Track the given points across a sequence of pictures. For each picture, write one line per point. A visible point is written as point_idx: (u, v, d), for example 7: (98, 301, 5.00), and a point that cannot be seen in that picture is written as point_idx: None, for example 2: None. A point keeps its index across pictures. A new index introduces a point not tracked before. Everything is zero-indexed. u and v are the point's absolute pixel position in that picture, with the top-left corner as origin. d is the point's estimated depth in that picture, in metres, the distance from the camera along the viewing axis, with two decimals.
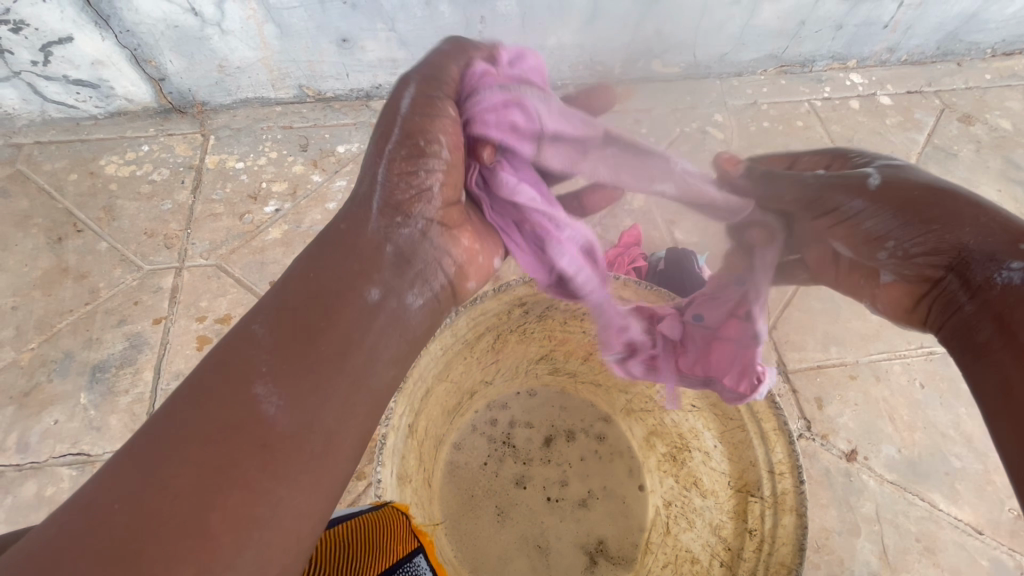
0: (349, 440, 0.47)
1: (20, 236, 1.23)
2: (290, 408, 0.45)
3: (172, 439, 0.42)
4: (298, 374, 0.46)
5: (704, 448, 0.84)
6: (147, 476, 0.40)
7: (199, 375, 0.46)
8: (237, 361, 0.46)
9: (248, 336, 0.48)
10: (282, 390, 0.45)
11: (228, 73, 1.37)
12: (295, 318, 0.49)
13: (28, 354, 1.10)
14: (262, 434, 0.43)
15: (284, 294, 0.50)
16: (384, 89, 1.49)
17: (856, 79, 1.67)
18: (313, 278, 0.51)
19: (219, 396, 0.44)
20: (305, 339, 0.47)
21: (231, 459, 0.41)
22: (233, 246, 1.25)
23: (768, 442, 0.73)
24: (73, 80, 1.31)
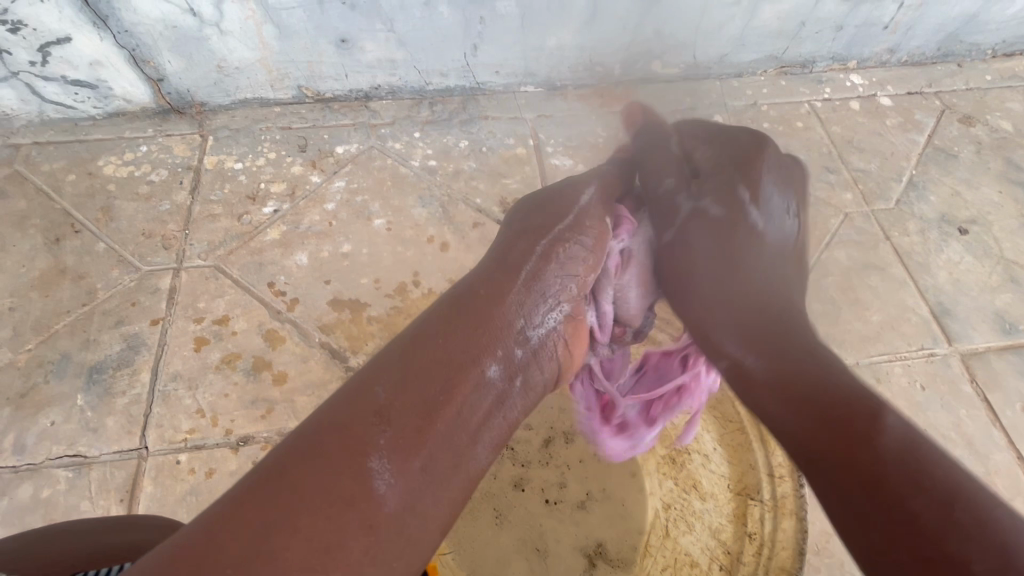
0: (435, 522, 0.52)
1: (18, 237, 1.23)
2: (399, 488, 0.50)
3: (293, 498, 0.46)
4: (408, 450, 0.52)
5: (704, 451, 0.90)
6: (268, 530, 0.44)
7: (320, 435, 0.51)
8: (359, 429, 0.51)
9: (371, 404, 0.53)
10: (394, 468, 0.50)
11: (226, 73, 1.37)
12: (414, 395, 0.55)
13: (25, 356, 1.09)
14: (370, 510, 0.48)
15: (408, 356, 0.58)
16: (382, 90, 1.48)
17: (857, 80, 1.66)
18: (432, 349, 0.59)
19: (342, 460, 0.49)
20: (426, 415, 0.54)
21: (342, 527, 0.46)
22: (231, 246, 1.24)
23: (768, 450, 0.86)
24: (72, 80, 1.31)
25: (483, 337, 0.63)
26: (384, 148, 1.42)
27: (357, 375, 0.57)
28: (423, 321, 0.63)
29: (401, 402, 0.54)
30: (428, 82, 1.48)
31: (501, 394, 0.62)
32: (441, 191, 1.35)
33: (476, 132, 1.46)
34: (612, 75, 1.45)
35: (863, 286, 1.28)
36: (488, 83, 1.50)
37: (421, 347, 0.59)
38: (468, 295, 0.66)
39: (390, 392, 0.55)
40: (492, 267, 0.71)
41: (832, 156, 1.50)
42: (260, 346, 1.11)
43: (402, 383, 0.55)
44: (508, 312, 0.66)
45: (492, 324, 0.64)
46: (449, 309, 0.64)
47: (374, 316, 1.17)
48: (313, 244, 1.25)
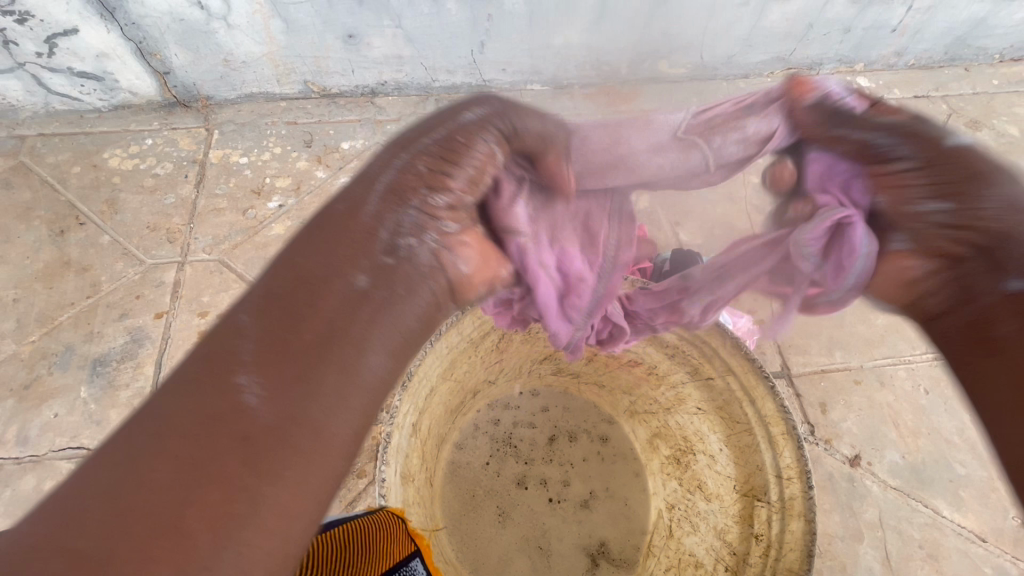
0: (342, 440, 0.38)
1: (22, 228, 1.23)
2: (274, 401, 0.36)
3: (149, 428, 0.34)
4: (282, 358, 0.38)
5: (710, 450, 0.83)
6: (117, 473, 0.32)
7: (184, 363, 0.38)
8: (221, 348, 0.38)
9: (228, 329, 0.39)
10: (266, 378, 0.37)
11: (233, 67, 1.37)
12: (280, 298, 0.40)
13: (28, 347, 1.09)
14: (244, 427, 0.35)
15: (276, 275, 0.42)
16: (389, 86, 1.48)
17: (863, 83, 1.66)
18: (306, 251, 0.43)
19: (200, 386, 0.36)
20: (302, 310, 0.40)
21: (206, 454, 0.33)
22: (236, 241, 1.24)
23: (776, 446, 0.72)
24: (78, 72, 1.30)
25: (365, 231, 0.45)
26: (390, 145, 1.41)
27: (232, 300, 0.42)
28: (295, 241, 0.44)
29: (268, 317, 0.39)
30: (435, 79, 1.48)
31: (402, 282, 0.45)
32: None
33: None
34: None
35: None
36: (495, 81, 1.51)
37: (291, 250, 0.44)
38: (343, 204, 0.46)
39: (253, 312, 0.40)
40: (355, 178, 0.49)
41: None
42: None
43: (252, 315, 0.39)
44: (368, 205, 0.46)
45: (354, 228, 0.44)
46: (312, 228, 0.45)
47: None
48: None
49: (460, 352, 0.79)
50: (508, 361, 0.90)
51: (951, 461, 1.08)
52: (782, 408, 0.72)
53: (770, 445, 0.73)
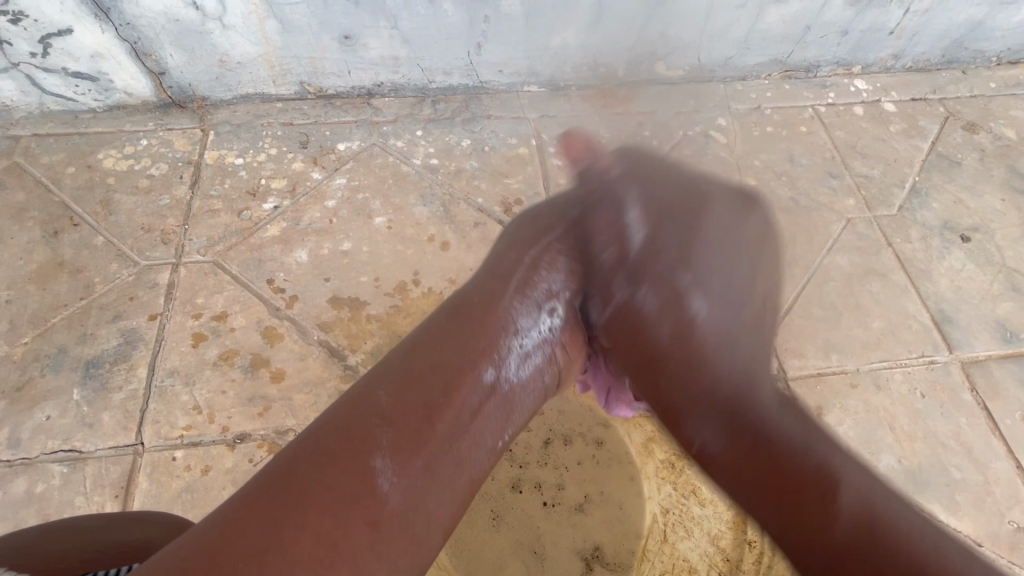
0: (427, 519, 0.56)
1: (16, 229, 1.22)
2: (399, 489, 0.55)
3: (300, 494, 0.51)
4: (410, 449, 0.58)
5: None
6: (282, 521, 0.49)
7: (328, 436, 0.57)
8: (363, 431, 0.57)
9: (372, 411, 0.60)
10: (396, 467, 0.56)
11: (228, 68, 1.36)
12: (415, 399, 0.62)
13: (21, 349, 1.08)
14: (375, 509, 0.53)
15: (411, 371, 0.65)
16: (385, 87, 1.47)
17: (861, 85, 1.66)
18: (429, 356, 0.68)
19: (345, 461, 0.55)
20: (424, 423, 0.61)
21: (345, 528, 0.51)
22: (231, 242, 1.23)
23: None
24: (73, 73, 1.30)
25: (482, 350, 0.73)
26: (386, 146, 1.41)
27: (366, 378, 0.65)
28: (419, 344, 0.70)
29: (400, 404, 0.61)
30: (431, 80, 1.48)
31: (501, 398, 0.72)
32: (443, 189, 1.35)
33: (479, 132, 1.45)
34: None
35: (864, 292, 1.28)
36: (491, 83, 1.50)
37: (418, 350, 0.69)
38: (466, 317, 0.77)
39: (391, 397, 0.62)
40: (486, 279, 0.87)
41: (835, 162, 1.49)
42: (257, 344, 1.11)
43: (403, 389, 0.63)
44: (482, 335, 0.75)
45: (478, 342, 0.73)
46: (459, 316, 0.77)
47: (373, 314, 1.16)
48: (313, 242, 1.25)
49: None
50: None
51: (947, 465, 1.08)
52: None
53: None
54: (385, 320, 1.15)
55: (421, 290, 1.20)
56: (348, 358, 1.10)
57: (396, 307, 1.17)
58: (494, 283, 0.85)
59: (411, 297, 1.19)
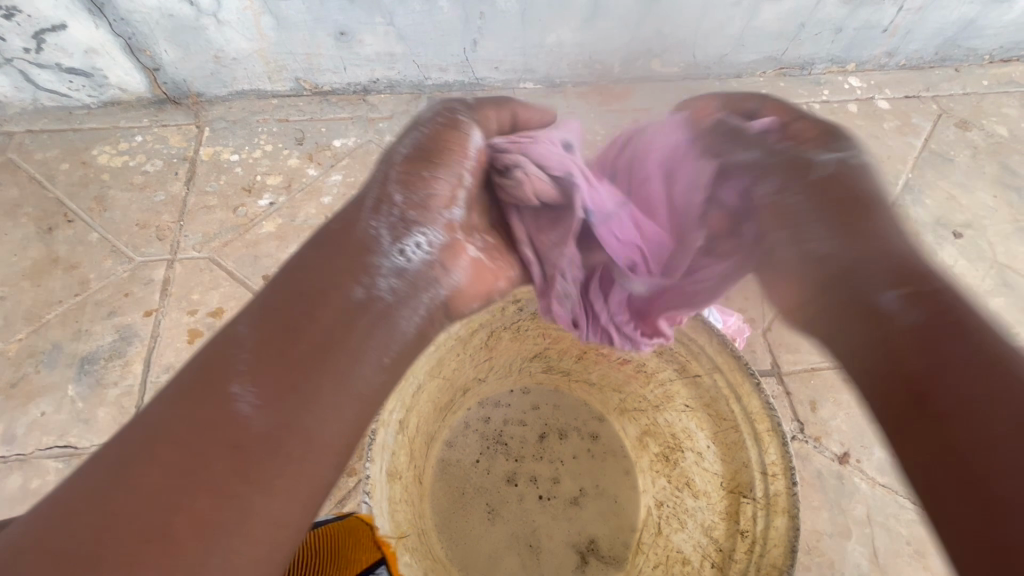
0: (294, 433, 0.48)
1: (10, 226, 1.21)
2: (262, 406, 0.48)
3: (155, 433, 0.45)
4: (273, 373, 0.50)
5: (697, 449, 0.82)
6: (125, 467, 0.43)
7: (183, 376, 0.49)
8: (215, 364, 0.49)
9: (225, 346, 0.51)
10: (257, 391, 0.49)
11: (224, 64, 1.36)
12: (269, 324, 0.53)
13: (16, 345, 1.08)
14: (233, 432, 0.46)
15: (275, 296, 0.55)
16: (381, 84, 1.47)
17: (854, 83, 1.68)
18: (295, 279, 0.57)
19: (197, 396, 0.47)
20: (284, 343, 0.52)
21: (201, 457, 0.44)
22: (226, 238, 1.23)
23: (761, 443, 0.72)
24: (66, 68, 1.29)
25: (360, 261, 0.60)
26: (382, 142, 1.41)
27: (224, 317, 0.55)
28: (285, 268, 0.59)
29: (260, 331, 0.52)
30: (427, 77, 1.48)
31: (385, 307, 0.58)
32: None
33: None
34: None
35: None
36: (487, 79, 1.51)
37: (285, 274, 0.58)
38: (332, 245, 0.61)
39: (249, 332, 0.52)
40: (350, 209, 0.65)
41: None
42: None
43: (263, 308, 0.54)
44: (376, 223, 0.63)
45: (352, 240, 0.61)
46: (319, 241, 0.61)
47: None
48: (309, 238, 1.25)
49: (451, 351, 0.79)
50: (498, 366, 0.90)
51: None
52: (766, 407, 0.72)
53: (757, 444, 0.72)
54: None
55: None
56: None
57: None
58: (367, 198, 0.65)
59: None
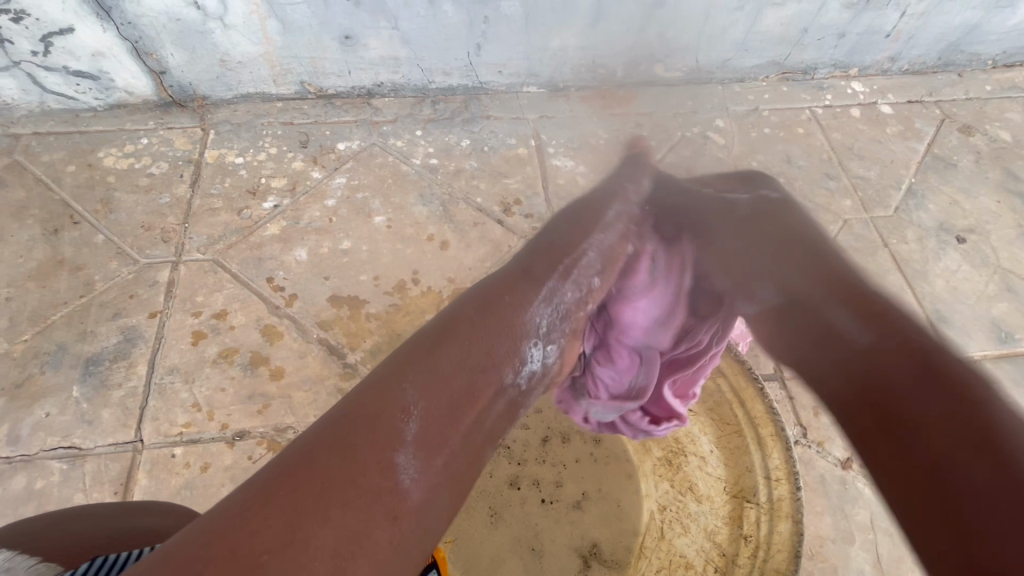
0: (441, 519, 0.47)
1: (16, 227, 1.22)
2: (424, 482, 0.46)
3: (321, 481, 0.42)
4: (435, 445, 0.48)
5: (700, 454, 0.91)
6: (298, 512, 0.40)
7: (345, 425, 0.46)
8: (383, 421, 0.47)
9: (393, 401, 0.48)
10: (421, 462, 0.46)
11: (229, 67, 1.37)
12: (439, 390, 0.50)
13: (20, 346, 1.08)
14: (394, 503, 0.43)
15: (438, 355, 0.53)
16: (385, 87, 1.48)
17: (858, 87, 1.67)
18: (454, 344, 0.54)
19: (366, 453, 0.44)
20: (449, 415, 0.50)
21: (365, 522, 0.41)
22: (231, 240, 1.24)
23: (763, 449, 0.88)
24: (74, 71, 1.30)
25: (513, 334, 0.59)
26: (386, 145, 1.42)
27: (380, 369, 0.52)
28: (445, 325, 0.57)
29: (424, 394, 0.50)
30: (431, 81, 1.48)
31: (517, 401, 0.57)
32: (442, 189, 1.36)
33: (479, 132, 1.46)
34: (614, 78, 1.51)
35: None
36: (491, 83, 1.51)
37: (448, 331, 0.56)
38: (485, 308, 0.59)
39: (416, 392, 0.49)
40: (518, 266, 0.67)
41: (831, 163, 1.51)
42: (257, 341, 1.11)
43: (428, 364, 0.52)
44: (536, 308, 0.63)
45: (518, 302, 0.62)
46: (479, 301, 0.60)
47: (373, 313, 1.17)
48: (312, 240, 1.25)
49: None
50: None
51: None
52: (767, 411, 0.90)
53: (760, 450, 0.88)
54: (385, 318, 1.16)
55: (420, 288, 1.21)
56: (347, 356, 1.11)
57: (396, 305, 1.18)
58: (534, 264, 0.66)
59: (410, 295, 1.19)
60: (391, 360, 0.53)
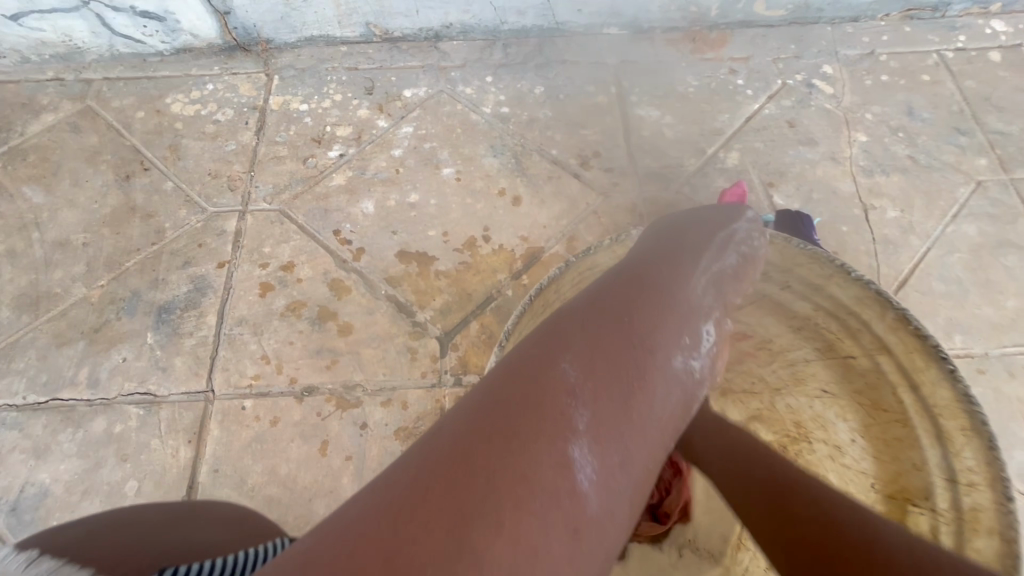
0: (617, 527, 0.43)
1: (90, 172, 1.21)
2: (599, 480, 0.42)
3: (486, 482, 0.38)
4: (610, 441, 0.43)
5: (834, 442, 0.70)
6: (477, 519, 0.37)
7: (504, 409, 0.43)
8: (550, 406, 0.43)
9: (557, 383, 0.44)
10: (596, 460, 0.42)
11: (294, 7, 1.29)
12: (602, 375, 0.45)
13: (97, 292, 1.08)
14: (574, 507, 0.40)
15: (599, 337, 0.48)
16: (454, 29, 1.37)
17: (999, 27, 1.42)
18: (614, 319, 0.49)
19: (536, 446, 0.41)
20: (618, 402, 0.45)
21: (543, 526, 0.38)
22: (297, 190, 1.19)
23: (949, 444, 0.55)
24: (140, 12, 1.25)
25: (681, 306, 0.53)
26: (454, 93, 1.32)
27: (535, 344, 0.48)
28: (603, 293, 0.53)
29: (590, 379, 0.45)
30: (503, 22, 1.36)
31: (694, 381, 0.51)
32: (514, 140, 1.26)
33: (554, 78, 1.34)
34: (707, 17, 1.38)
35: (996, 266, 1.12)
36: (568, 24, 1.37)
37: (604, 314, 0.50)
38: (648, 265, 0.56)
39: (579, 370, 0.45)
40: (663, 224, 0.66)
41: (964, 116, 1.30)
42: (325, 296, 1.07)
43: (585, 338, 0.48)
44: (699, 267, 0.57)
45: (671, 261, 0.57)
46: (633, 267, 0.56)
47: (442, 270, 1.10)
48: (379, 192, 1.19)
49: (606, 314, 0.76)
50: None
51: None
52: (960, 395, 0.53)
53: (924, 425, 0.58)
54: (455, 276, 1.09)
55: (492, 246, 1.13)
56: (416, 315, 1.05)
57: (465, 264, 1.11)
58: (678, 230, 0.63)
59: (481, 253, 1.12)
60: (544, 330, 0.50)
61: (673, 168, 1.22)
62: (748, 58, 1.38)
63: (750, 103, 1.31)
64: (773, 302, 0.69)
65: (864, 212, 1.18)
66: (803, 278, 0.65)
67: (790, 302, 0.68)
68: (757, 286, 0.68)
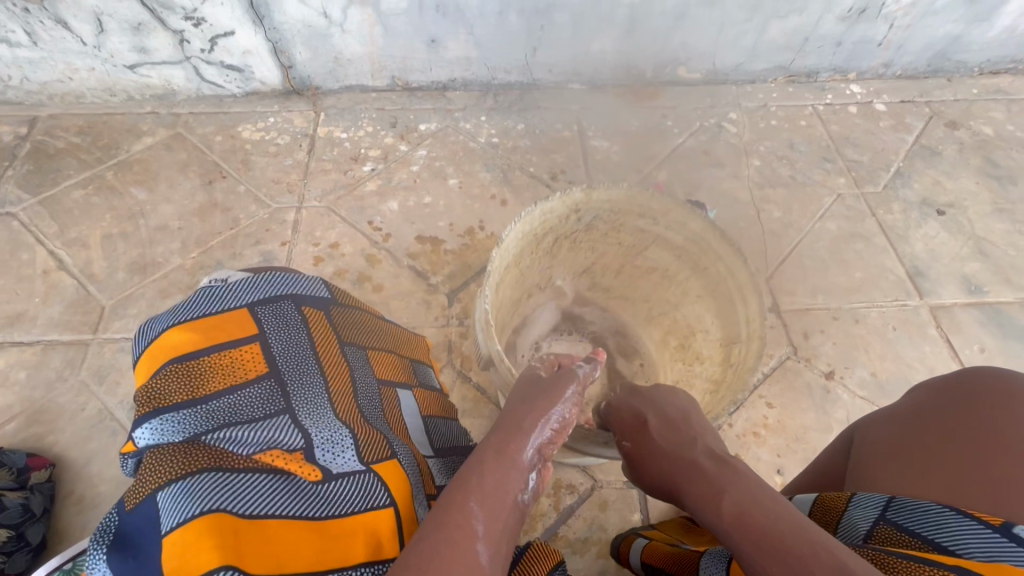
0: None
1: (181, 178, 1.60)
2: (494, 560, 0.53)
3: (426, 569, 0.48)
4: (496, 534, 0.55)
5: (703, 332, 1.19)
6: None
7: (428, 527, 0.53)
8: (458, 514, 0.55)
9: (464, 502, 0.56)
10: (490, 546, 0.54)
11: (340, 64, 1.74)
12: (490, 491, 0.59)
13: (190, 261, 1.44)
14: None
15: (483, 468, 0.61)
16: (457, 83, 1.84)
17: (856, 89, 1.95)
18: (488, 455, 0.64)
19: (451, 539, 0.52)
20: (497, 506, 0.58)
21: None
22: (340, 193, 1.59)
23: (746, 296, 1.02)
24: (226, 65, 1.68)
25: (533, 435, 0.69)
26: (457, 127, 1.77)
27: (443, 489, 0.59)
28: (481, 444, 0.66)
29: (482, 497, 0.58)
30: (494, 78, 1.83)
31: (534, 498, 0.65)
32: (502, 161, 1.69)
33: (531, 119, 1.80)
34: (645, 77, 1.87)
35: (849, 250, 1.56)
36: (542, 80, 1.85)
37: (480, 457, 0.64)
38: (508, 420, 0.71)
39: (478, 493, 0.58)
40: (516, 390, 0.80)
41: (830, 149, 1.78)
42: (362, 265, 1.45)
43: (478, 483, 0.59)
44: (552, 416, 0.73)
45: (520, 413, 0.72)
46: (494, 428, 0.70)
47: (449, 248, 1.49)
48: (402, 195, 1.60)
49: (563, 254, 1.21)
50: (557, 269, 1.26)
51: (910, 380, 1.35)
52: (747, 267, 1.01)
53: (743, 300, 1.03)
54: (459, 252, 1.49)
55: (486, 233, 1.53)
56: (430, 278, 1.44)
57: (466, 244, 1.51)
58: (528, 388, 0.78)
59: (478, 237, 1.52)
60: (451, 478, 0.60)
61: (617, 183, 1.67)
62: (675, 107, 1.86)
63: (675, 137, 1.78)
64: (660, 238, 1.15)
65: (756, 212, 1.62)
66: (673, 217, 1.08)
67: (668, 237, 1.14)
68: (650, 230, 1.14)
